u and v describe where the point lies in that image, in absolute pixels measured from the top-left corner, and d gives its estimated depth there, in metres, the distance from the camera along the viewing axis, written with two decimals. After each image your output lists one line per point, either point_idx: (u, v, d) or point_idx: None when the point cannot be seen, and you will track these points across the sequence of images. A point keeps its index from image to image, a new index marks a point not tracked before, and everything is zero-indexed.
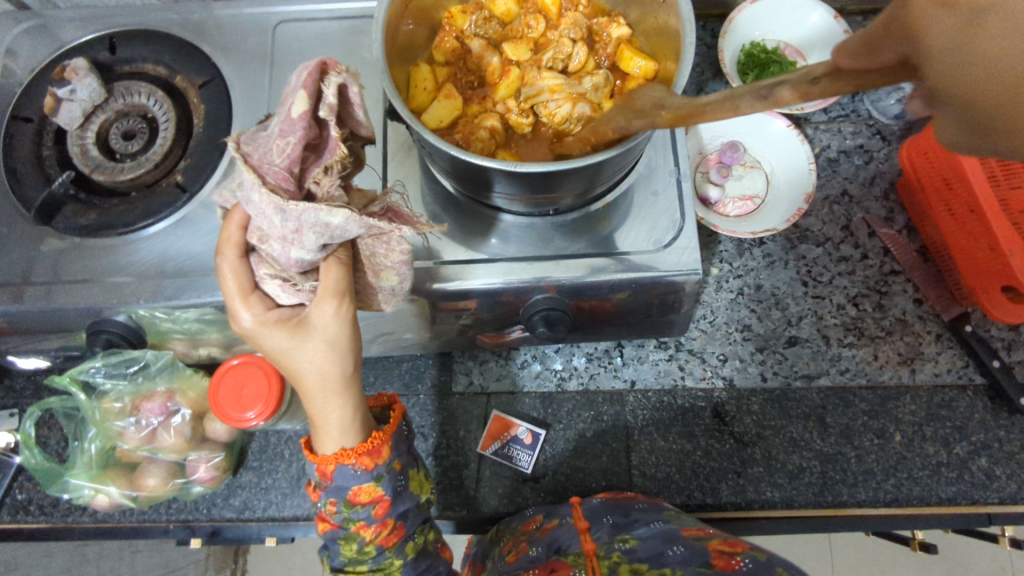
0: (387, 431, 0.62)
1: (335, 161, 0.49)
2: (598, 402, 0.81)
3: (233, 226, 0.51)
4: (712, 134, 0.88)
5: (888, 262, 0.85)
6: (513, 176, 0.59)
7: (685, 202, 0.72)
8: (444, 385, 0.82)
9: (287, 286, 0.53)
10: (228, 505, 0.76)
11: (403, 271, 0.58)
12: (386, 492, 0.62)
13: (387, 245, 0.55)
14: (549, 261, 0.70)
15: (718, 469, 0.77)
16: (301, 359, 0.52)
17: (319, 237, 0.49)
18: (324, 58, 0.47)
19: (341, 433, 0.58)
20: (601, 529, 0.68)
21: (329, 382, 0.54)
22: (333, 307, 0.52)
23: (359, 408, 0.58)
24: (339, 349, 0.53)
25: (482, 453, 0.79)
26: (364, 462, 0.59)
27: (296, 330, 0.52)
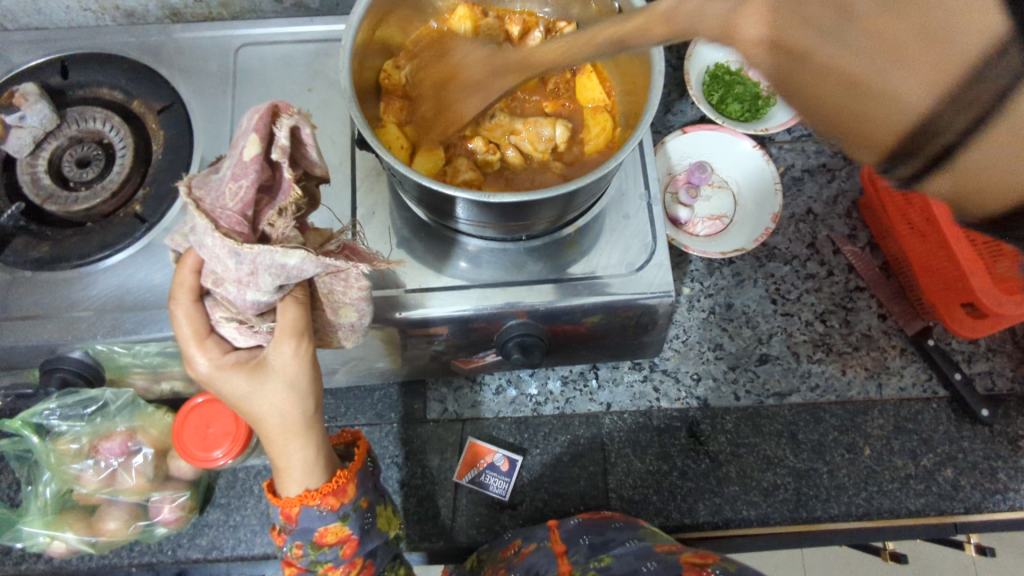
0: (351, 469, 0.60)
1: (290, 202, 0.48)
2: (574, 426, 0.80)
3: (185, 270, 0.49)
4: (681, 154, 0.89)
5: (852, 278, 0.87)
6: (484, 205, 0.59)
7: (656, 225, 0.72)
8: (417, 413, 0.80)
9: (244, 328, 0.51)
10: (195, 545, 0.73)
11: (361, 306, 0.57)
12: (354, 530, 0.61)
13: (346, 281, 0.54)
14: (522, 287, 0.69)
15: (694, 489, 0.77)
16: (260, 402, 0.51)
17: (274, 279, 0.48)
18: (275, 101, 0.47)
19: (303, 474, 0.56)
20: (577, 551, 0.68)
21: (289, 424, 0.52)
22: (292, 347, 0.50)
23: (322, 448, 0.56)
24: (299, 390, 0.52)
25: (458, 481, 0.77)
26: (329, 503, 0.58)
27: (253, 373, 0.50)
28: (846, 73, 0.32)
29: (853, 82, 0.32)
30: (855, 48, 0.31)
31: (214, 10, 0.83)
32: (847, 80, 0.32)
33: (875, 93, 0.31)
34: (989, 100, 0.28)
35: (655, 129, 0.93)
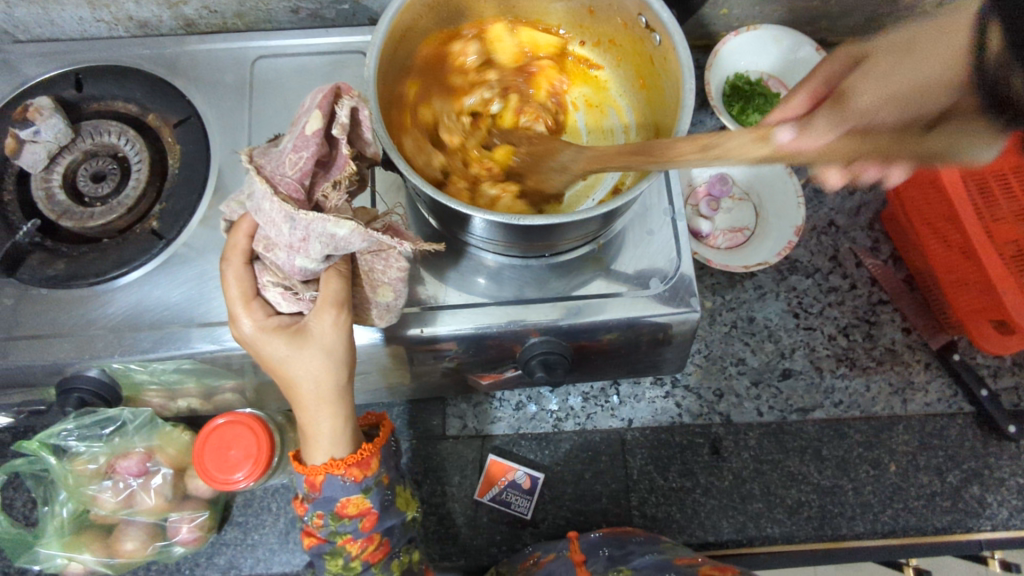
0: (376, 444, 0.63)
1: (343, 176, 0.53)
2: (596, 442, 0.78)
3: (241, 235, 0.55)
4: (702, 166, 0.88)
5: (875, 291, 0.85)
6: (513, 226, 0.58)
7: (681, 242, 0.71)
8: (435, 430, 0.79)
9: (288, 294, 0.56)
10: (212, 564, 0.72)
11: (399, 287, 0.59)
12: (374, 505, 0.63)
13: (386, 260, 0.57)
14: (544, 303, 0.68)
15: (718, 506, 0.76)
16: (297, 367, 0.55)
17: (323, 247, 0.52)
18: (339, 83, 0.52)
19: (331, 443, 0.59)
20: (598, 562, 0.69)
21: (322, 391, 0.57)
22: (332, 317, 0.55)
23: (350, 419, 0.60)
24: (335, 359, 0.56)
25: (478, 499, 0.75)
26: (353, 474, 0.60)
27: (294, 337, 0.55)
28: None
29: None
30: None
31: (229, 21, 0.82)
32: None
33: None
34: None
35: None
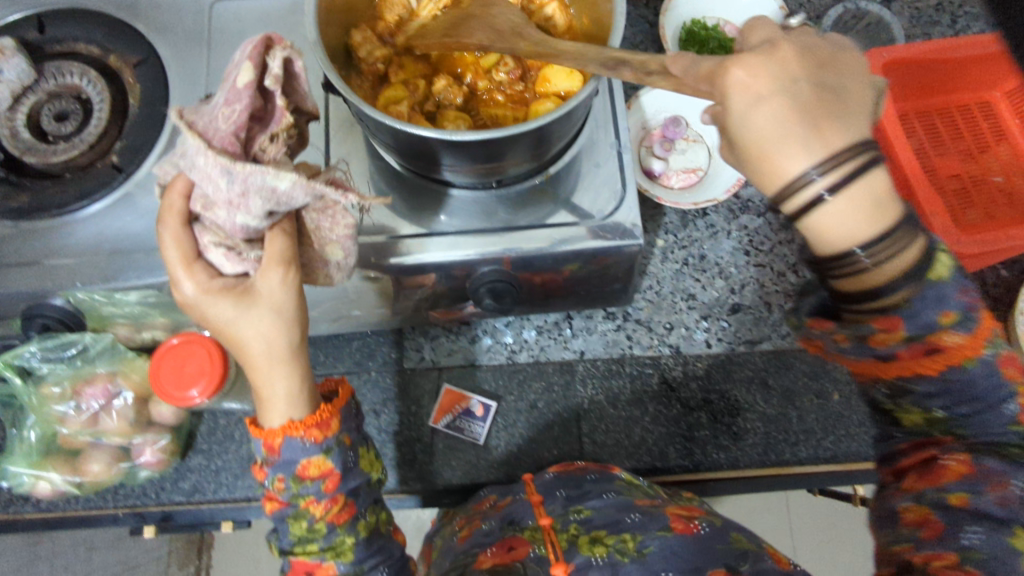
0: (335, 404, 0.62)
1: (280, 130, 0.53)
2: (548, 372, 0.81)
3: (175, 195, 0.53)
4: (656, 109, 0.89)
5: None
6: (450, 146, 0.60)
7: (625, 172, 0.73)
8: (396, 362, 0.81)
9: (232, 254, 0.54)
10: (177, 489, 0.76)
11: (347, 245, 0.60)
12: (335, 466, 0.61)
13: (333, 218, 0.58)
14: (510, 235, 0.70)
15: (666, 434, 0.79)
16: (246, 327, 0.54)
17: (264, 202, 0.52)
18: (269, 34, 0.52)
19: (288, 405, 0.58)
20: (555, 502, 0.69)
21: (274, 350, 0.56)
22: (279, 274, 0.54)
23: (305, 380, 0.59)
24: (285, 318, 0.55)
25: (434, 426, 0.78)
26: (312, 435, 0.59)
27: (241, 298, 0.53)
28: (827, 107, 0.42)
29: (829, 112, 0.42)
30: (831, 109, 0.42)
31: None
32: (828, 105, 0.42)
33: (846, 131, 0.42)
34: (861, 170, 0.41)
35: (631, 85, 0.93)
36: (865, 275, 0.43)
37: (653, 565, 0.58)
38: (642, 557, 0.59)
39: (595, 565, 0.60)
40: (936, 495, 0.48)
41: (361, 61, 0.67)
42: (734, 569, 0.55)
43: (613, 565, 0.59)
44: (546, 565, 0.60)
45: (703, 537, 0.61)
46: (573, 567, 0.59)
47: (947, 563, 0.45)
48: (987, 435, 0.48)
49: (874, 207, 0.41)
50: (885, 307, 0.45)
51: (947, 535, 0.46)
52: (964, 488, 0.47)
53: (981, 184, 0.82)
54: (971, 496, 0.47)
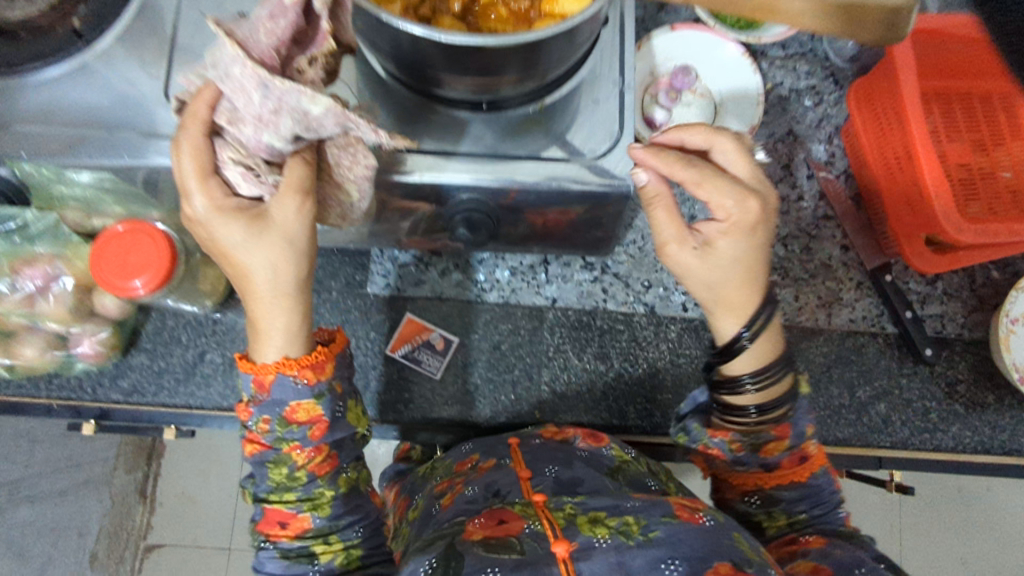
0: (332, 348, 0.57)
1: (321, 53, 0.48)
2: (516, 315, 0.78)
3: (202, 104, 0.48)
4: (667, 54, 0.84)
5: (821, 206, 0.85)
6: (443, 52, 0.55)
7: (624, 112, 0.67)
8: (358, 283, 0.77)
9: (250, 176, 0.50)
10: (116, 386, 0.73)
11: (363, 187, 0.55)
12: (325, 413, 0.57)
13: (353, 155, 0.52)
14: (513, 161, 0.65)
15: (627, 392, 0.77)
16: (254, 254, 0.50)
17: (294, 124, 0.47)
18: None
19: (285, 340, 0.54)
20: (544, 480, 0.62)
21: (279, 283, 0.52)
22: (296, 203, 0.50)
23: (307, 316, 0.55)
24: (295, 249, 0.52)
25: (390, 355, 0.76)
26: (306, 376, 0.55)
27: (253, 222, 0.50)
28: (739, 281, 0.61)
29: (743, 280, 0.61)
30: (727, 275, 0.61)
31: None
32: (744, 274, 0.61)
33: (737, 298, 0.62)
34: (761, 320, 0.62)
35: (644, 26, 0.87)
36: (770, 387, 0.63)
37: (659, 553, 0.50)
38: (649, 543, 0.51)
39: (598, 548, 0.51)
40: (822, 551, 0.58)
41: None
42: (739, 567, 0.50)
43: (618, 549, 0.50)
44: (542, 541, 0.51)
45: (710, 530, 0.54)
46: (576, 547, 0.51)
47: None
48: (830, 524, 0.64)
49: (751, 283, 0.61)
50: (778, 418, 0.64)
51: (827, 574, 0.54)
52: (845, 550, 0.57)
53: (987, 176, 0.79)
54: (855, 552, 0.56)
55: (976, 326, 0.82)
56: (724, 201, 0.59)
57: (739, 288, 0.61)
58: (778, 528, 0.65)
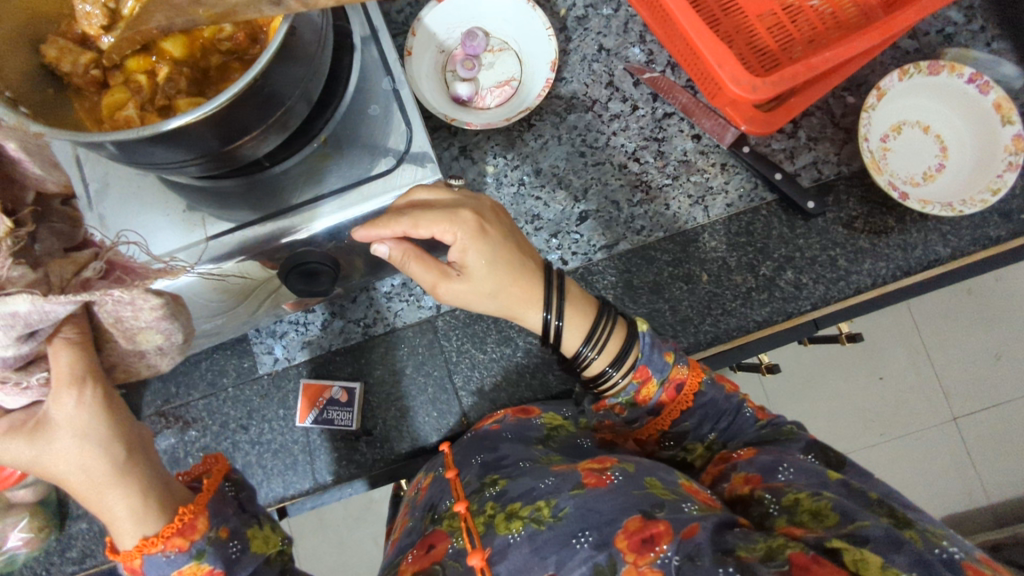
0: (202, 499, 0.52)
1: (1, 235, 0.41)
2: (407, 337, 0.78)
3: None
4: (446, 26, 0.81)
5: (658, 106, 0.82)
6: (161, 144, 0.51)
7: (407, 109, 0.68)
8: (249, 371, 0.77)
9: (11, 388, 0.46)
10: (67, 559, 0.73)
11: (163, 327, 0.50)
12: (215, 565, 0.51)
13: (133, 306, 0.47)
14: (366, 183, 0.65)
15: (541, 363, 0.77)
16: (55, 462, 0.47)
17: (11, 331, 0.42)
18: None
19: (134, 522, 0.49)
20: (471, 471, 0.59)
21: (94, 476, 0.48)
22: (73, 397, 0.47)
23: (151, 485, 0.50)
24: (96, 441, 0.48)
25: (304, 426, 0.75)
26: (176, 544, 0.50)
27: (35, 435, 0.46)
28: (514, 265, 0.62)
29: (517, 268, 0.62)
30: (499, 267, 0.61)
31: None
32: (514, 263, 0.62)
33: (525, 278, 0.62)
34: (556, 297, 0.63)
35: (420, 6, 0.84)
36: (607, 346, 0.64)
37: (571, 529, 0.47)
38: (559, 522, 0.48)
39: (513, 545, 0.48)
40: (749, 460, 0.56)
41: (71, 76, 0.57)
42: (650, 515, 0.46)
43: (531, 539, 0.48)
44: (463, 558, 0.49)
45: (619, 486, 0.50)
46: (491, 553, 0.48)
47: (756, 484, 0.52)
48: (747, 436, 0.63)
49: (521, 267, 0.62)
50: (633, 364, 0.63)
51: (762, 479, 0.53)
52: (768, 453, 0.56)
53: (798, 14, 0.76)
54: (778, 456, 0.54)
55: (852, 159, 0.80)
56: (445, 226, 0.59)
57: (512, 274, 0.62)
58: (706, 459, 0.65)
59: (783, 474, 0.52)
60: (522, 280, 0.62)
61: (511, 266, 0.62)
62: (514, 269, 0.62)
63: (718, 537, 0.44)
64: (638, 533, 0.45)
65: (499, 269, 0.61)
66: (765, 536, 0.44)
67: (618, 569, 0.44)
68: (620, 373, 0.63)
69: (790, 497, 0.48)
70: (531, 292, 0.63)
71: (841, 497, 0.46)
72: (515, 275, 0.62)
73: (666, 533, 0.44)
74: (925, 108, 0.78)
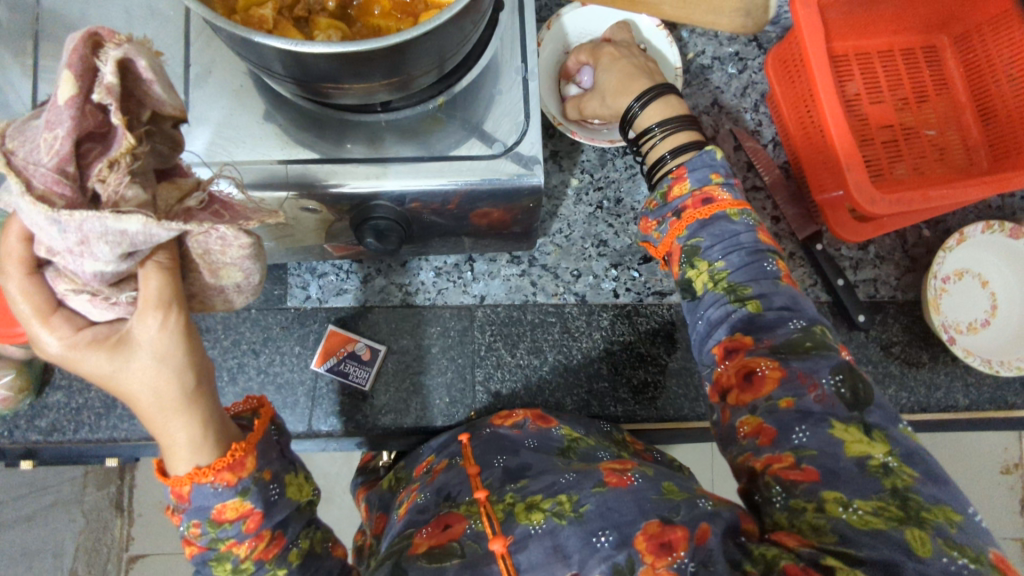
0: (253, 438, 0.49)
1: (122, 153, 0.36)
2: (443, 317, 0.76)
3: (12, 238, 0.38)
4: (579, 31, 0.82)
5: (750, 177, 0.83)
6: (303, 61, 0.49)
7: (529, 102, 0.65)
8: (277, 298, 0.75)
9: (99, 300, 0.39)
10: (34, 427, 0.71)
11: (246, 265, 0.45)
12: (257, 504, 0.49)
13: (223, 240, 0.42)
14: (461, 161, 0.62)
15: (563, 384, 0.76)
16: (128, 383, 0.41)
17: (114, 248, 0.36)
18: (95, 25, 0.34)
19: (192, 450, 0.45)
20: (494, 473, 0.58)
21: (165, 402, 0.42)
22: (159, 319, 0.40)
23: (213, 418, 0.45)
24: (173, 367, 0.41)
25: (317, 370, 0.73)
26: (224, 477, 0.47)
27: (116, 351, 0.40)
28: (625, 68, 0.74)
29: (629, 77, 0.73)
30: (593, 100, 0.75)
31: None
32: (627, 78, 0.73)
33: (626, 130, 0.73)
34: (650, 93, 0.71)
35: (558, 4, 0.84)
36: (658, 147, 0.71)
37: (592, 526, 0.47)
38: (579, 518, 0.48)
39: (534, 536, 0.48)
40: (769, 401, 0.55)
41: None
42: (668, 520, 0.47)
43: (552, 533, 0.48)
44: (483, 541, 0.49)
45: (640, 489, 0.51)
46: (512, 540, 0.48)
47: (785, 464, 0.51)
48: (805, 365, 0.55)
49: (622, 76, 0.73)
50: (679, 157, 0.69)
51: (779, 436, 0.53)
52: (788, 391, 0.54)
53: (913, 138, 0.79)
54: (796, 397, 0.54)
55: (909, 288, 0.82)
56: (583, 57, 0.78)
57: (617, 67, 0.74)
58: (707, 283, 0.65)
59: (799, 436, 0.51)
60: (626, 91, 0.73)
61: (627, 79, 0.73)
62: (627, 71, 0.74)
63: (727, 544, 0.46)
64: (656, 536, 0.45)
65: (620, 72, 0.74)
66: (760, 544, 0.47)
67: (636, 569, 0.44)
68: (673, 161, 0.69)
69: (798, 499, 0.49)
70: (626, 86, 0.73)
71: (847, 494, 0.47)
72: (620, 79, 0.73)
73: (683, 538, 0.45)
74: (991, 264, 0.80)
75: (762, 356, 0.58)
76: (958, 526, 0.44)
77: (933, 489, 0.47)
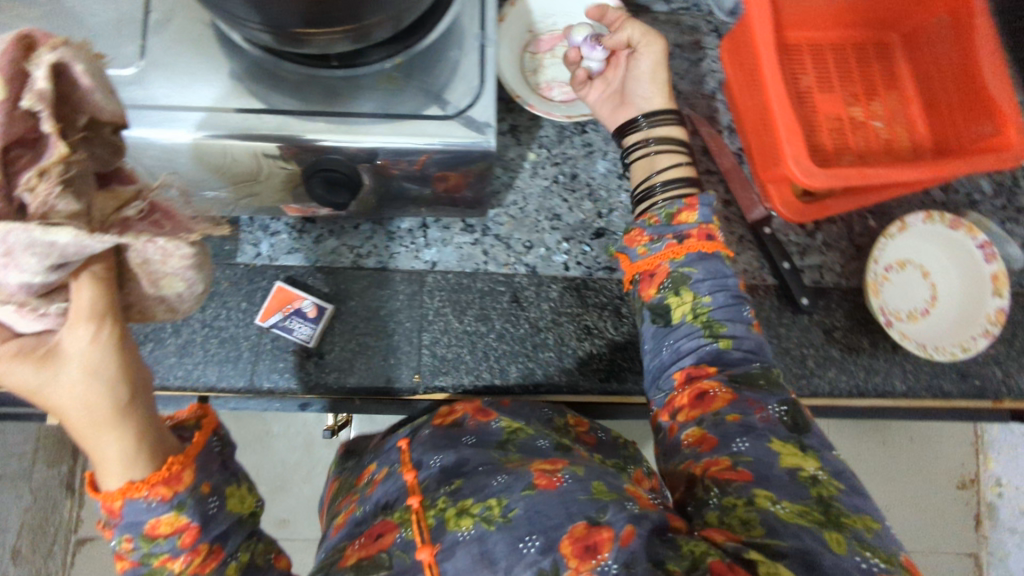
0: (193, 451, 0.47)
1: (52, 162, 0.38)
2: (394, 281, 0.77)
3: None
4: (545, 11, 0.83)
5: (704, 161, 0.85)
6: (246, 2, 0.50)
7: (485, 67, 0.63)
8: (228, 254, 0.75)
9: (28, 310, 0.41)
10: None
11: (188, 275, 0.45)
12: (194, 518, 0.47)
13: (161, 249, 0.42)
14: (416, 120, 0.61)
15: (508, 351, 0.76)
16: (57, 396, 0.42)
17: (41, 259, 0.38)
18: (30, 31, 0.39)
19: (122, 465, 0.44)
20: (430, 476, 0.57)
21: (94, 417, 0.43)
22: (89, 331, 0.42)
23: (150, 430, 0.45)
24: (104, 380, 0.43)
25: (261, 325, 0.73)
26: (159, 492, 0.45)
27: (44, 362, 0.42)
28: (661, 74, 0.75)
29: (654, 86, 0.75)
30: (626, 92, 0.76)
31: None
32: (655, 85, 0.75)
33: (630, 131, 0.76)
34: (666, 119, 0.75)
35: None
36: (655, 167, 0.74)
37: (518, 532, 0.47)
38: (509, 524, 0.48)
39: (462, 543, 0.48)
40: (716, 416, 0.57)
41: None
42: (595, 521, 0.47)
43: (480, 540, 0.48)
44: (411, 551, 0.49)
45: (568, 490, 0.51)
46: (440, 550, 0.48)
47: (722, 466, 0.53)
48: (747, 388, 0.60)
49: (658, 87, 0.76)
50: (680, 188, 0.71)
51: (721, 445, 0.55)
52: (737, 409, 0.57)
53: (859, 128, 0.81)
54: (743, 415, 0.56)
55: (853, 275, 0.84)
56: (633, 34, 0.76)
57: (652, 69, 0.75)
58: (687, 313, 0.66)
59: (739, 445, 0.54)
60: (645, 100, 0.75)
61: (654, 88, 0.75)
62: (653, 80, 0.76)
63: (650, 548, 0.45)
64: (583, 540, 0.46)
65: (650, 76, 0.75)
66: (689, 540, 0.46)
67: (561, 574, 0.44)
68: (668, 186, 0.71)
69: (730, 498, 0.50)
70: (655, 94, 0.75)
71: (777, 494, 0.49)
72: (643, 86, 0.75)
73: (608, 540, 0.45)
74: (931, 254, 0.82)
75: (718, 381, 0.61)
76: (877, 532, 0.47)
77: (856, 500, 0.49)
